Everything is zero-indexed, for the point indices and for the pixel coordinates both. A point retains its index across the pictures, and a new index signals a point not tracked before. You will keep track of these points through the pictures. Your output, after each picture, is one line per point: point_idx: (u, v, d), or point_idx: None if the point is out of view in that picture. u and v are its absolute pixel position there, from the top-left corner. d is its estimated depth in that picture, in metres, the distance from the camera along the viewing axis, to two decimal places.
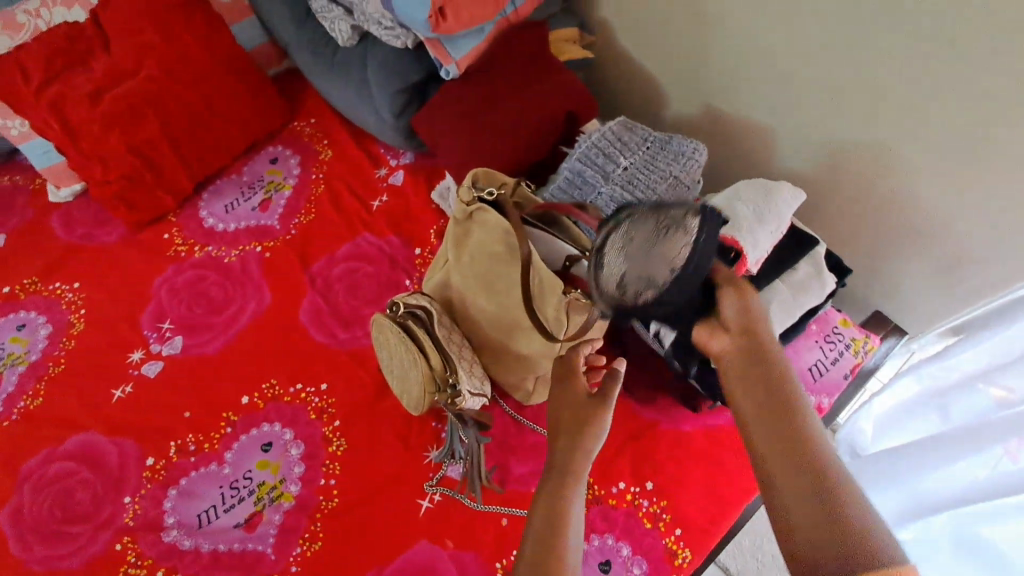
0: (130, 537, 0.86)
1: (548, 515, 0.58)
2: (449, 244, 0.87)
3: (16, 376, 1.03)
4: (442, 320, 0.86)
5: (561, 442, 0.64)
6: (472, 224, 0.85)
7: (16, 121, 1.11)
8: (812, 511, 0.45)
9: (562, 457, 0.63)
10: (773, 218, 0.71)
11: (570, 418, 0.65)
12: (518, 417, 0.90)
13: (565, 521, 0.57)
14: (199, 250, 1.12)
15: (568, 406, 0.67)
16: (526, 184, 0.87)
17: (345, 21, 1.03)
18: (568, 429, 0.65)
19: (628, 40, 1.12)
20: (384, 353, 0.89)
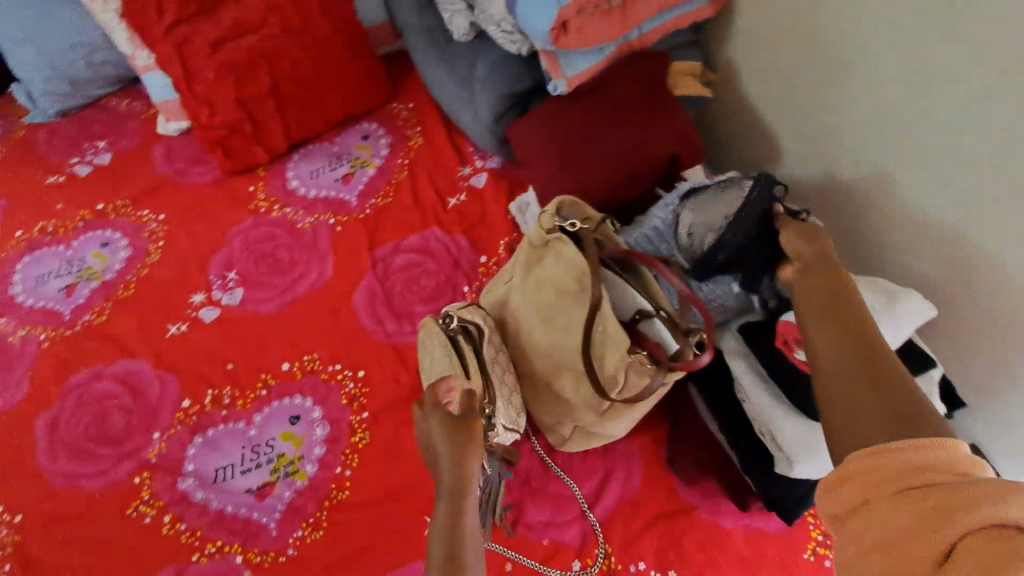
0: (149, 473, 0.90)
1: (447, 538, 0.62)
2: (518, 265, 0.82)
3: (89, 290, 1.08)
4: (491, 338, 0.81)
5: (445, 477, 0.67)
6: (546, 251, 0.80)
7: (143, 52, 1.14)
8: (854, 415, 0.55)
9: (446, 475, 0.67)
10: (888, 328, 0.65)
11: (447, 437, 0.69)
12: (546, 459, 0.84)
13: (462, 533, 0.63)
14: (277, 210, 1.14)
15: (449, 434, 0.69)
16: (613, 222, 0.83)
17: (465, 17, 1.02)
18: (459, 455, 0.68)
19: (754, 87, 1.04)
20: (424, 359, 0.85)
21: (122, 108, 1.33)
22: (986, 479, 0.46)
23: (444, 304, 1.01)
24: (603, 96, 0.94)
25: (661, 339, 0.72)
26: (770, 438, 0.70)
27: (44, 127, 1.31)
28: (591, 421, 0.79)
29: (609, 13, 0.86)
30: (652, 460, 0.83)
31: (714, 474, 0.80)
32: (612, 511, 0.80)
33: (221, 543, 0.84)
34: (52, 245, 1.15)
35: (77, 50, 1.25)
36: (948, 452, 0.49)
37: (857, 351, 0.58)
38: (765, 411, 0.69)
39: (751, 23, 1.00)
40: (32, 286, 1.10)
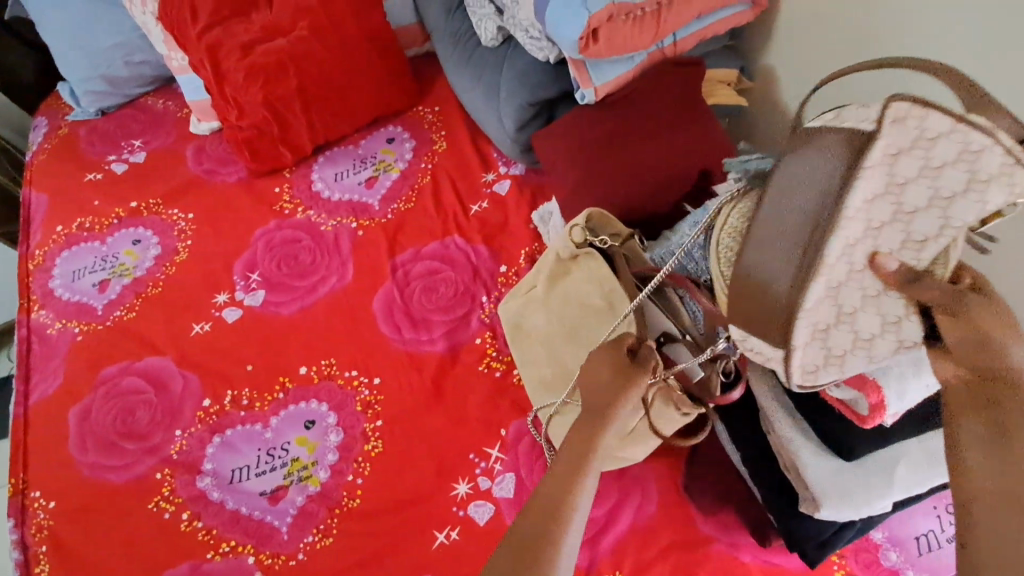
0: (171, 470, 0.92)
1: (562, 477, 0.56)
2: (544, 277, 0.86)
3: (121, 286, 1.12)
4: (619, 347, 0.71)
5: (594, 406, 0.60)
6: (574, 265, 0.84)
7: (179, 55, 1.21)
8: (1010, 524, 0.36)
9: (585, 430, 0.59)
10: None
11: (609, 385, 0.61)
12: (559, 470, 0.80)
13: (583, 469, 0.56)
14: (302, 212, 1.15)
15: (609, 367, 0.63)
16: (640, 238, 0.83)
17: (493, 21, 1.00)
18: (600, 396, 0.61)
19: (792, 96, 0.99)
20: (545, 351, 0.84)
21: (157, 107, 1.36)
22: None
23: (462, 314, 1.00)
24: (632, 106, 0.91)
25: (687, 365, 0.69)
26: (795, 474, 0.66)
27: (85, 124, 1.36)
28: (610, 444, 0.78)
29: (641, 21, 0.83)
30: (668, 486, 0.81)
31: (733, 505, 0.77)
32: (624, 537, 0.78)
33: (235, 544, 0.85)
34: (89, 241, 1.19)
35: (118, 51, 1.29)
36: None
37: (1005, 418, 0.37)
38: (791, 446, 0.66)
39: (795, 30, 0.95)
40: (70, 280, 1.14)
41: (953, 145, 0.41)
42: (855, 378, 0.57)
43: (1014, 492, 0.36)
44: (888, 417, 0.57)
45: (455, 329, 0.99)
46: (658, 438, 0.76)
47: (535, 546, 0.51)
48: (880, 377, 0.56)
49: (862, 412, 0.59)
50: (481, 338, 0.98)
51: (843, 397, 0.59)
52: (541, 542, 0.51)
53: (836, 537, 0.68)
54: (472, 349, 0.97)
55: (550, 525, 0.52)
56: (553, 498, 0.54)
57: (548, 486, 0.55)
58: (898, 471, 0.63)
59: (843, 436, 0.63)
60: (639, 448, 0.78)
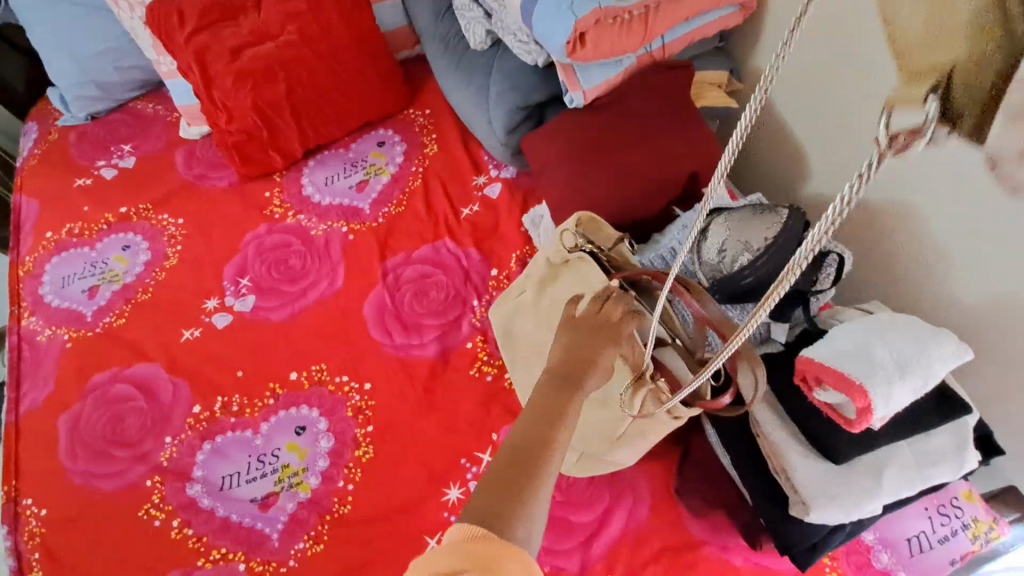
0: (161, 478, 0.92)
1: (544, 418, 0.57)
2: (534, 280, 0.87)
3: (110, 292, 1.11)
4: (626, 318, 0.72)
5: (577, 339, 0.64)
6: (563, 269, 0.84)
7: (168, 59, 1.22)
8: None
9: (568, 358, 0.62)
10: (918, 373, 0.58)
11: (594, 324, 0.65)
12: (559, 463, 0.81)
13: (567, 413, 0.58)
14: (292, 217, 1.15)
15: (586, 330, 0.65)
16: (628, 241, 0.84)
17: (482, 25, 1.00)
18: (577, 357, 0.62)
19: (781, 98, 1.00)
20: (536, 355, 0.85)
21: (147, 111, 1.35)
22: None
23: (453, 318, 1.00)
24: (620, 109, 0.91)
25: (675, 368, 0.70)
26: (784, 477, 0.66)
27: (74, 129, 1.35)
28: (601, 448, 0.79)
29: (629, 25, 0.83)
30: (660, 489, 0.81)
31: (724, 508, 0.77)
32: (616, 541, 0.78)
33: (225, 551, 0.85)
34: (79, 247, 1.18)
35: (106, 56, 1.29)
36: None
37: None
38: (780, 449, 0.66)
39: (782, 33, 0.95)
40: (59, 287, 1.13)
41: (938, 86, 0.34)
42: (842, 381, 0.57)
43: None
44: (874, 421, 0.58)
45: (447, 333, 0.99)
46: (648, 444, 0.77)
47: (518, 479, 0.52)
48: (867, 381, 0.57)
49: (849, 416, 0.59)
50: (472, 342, 0.97)
51: (829, 401, 0.60)
52: (521, 490, 0.51)
53: (825, 541, 0.67)
54: (463, 353, 0.97)
55: (530, 470, 0.53)
56: (530, 441, 0.55)
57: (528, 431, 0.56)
58: (886, 474, 0.63)
59: (831, 438, 0.64)
60: (630, 453, 0.78)
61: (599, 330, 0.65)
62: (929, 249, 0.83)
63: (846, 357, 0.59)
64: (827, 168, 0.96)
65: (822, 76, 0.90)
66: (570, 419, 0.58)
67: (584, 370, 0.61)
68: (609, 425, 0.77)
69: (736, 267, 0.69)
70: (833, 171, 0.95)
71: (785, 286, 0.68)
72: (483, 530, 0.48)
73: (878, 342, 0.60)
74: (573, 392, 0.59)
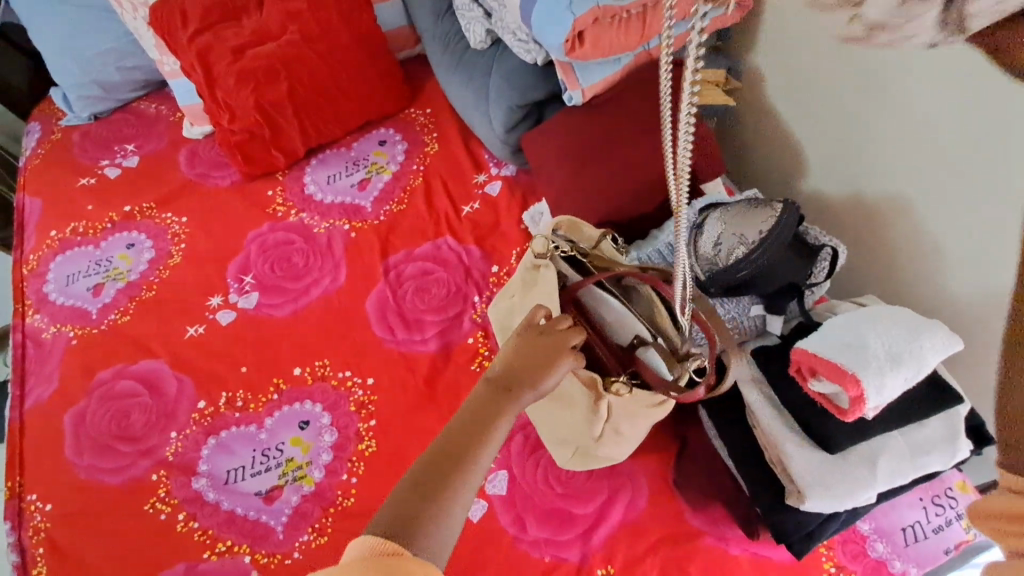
0: (166, 472, 0.93)
1: (472, 428, 0.60)
2: (519, 283, 0.87)
3: (115, 290, 1.12)
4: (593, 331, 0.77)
5: (518, 357, 0.67)
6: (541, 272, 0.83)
7: (171, 59, 1.22)
8: None
9: (506, 376, 0.65)
10: (910, 364, 0.60)
11: (534, 346, 0.68)
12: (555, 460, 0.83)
13: (493, 429, 0.61)
14: (294, 215, 1.16)
15: (536, 347, 0.68)
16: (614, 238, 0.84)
17: (481, 24, 1.01)
18: (519, 374, 0.65)
19: (778, 96, 1.01)
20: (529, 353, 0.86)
21: (150, 111, 1.37)
22: None
23: (454, 314, 1.01)
24: (619, 107, 0.93)
25: (656, 367, 0.72)
26: (781, 467, 0.68)
27: (78, 129, 1.36)
28: (586, 439, 0.80)
29: (628, 23, 0.84)
30: (659, 481, 0.82)
31: (722, 499, 0.78)
32: (615, 532, 0.79)
33: (231, 543, 0.86)
34: (83, 245, 1.19)
35: (109, 56, 1.30)
36: None
37: None
38: (776, 439, 0.67)
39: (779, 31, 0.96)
40: (64, 285, 1.15)
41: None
42: (835, 371, 0.59)
43: None
44: (867, 410, 0.59)
45: (448, 328, 1.00)
46: (629, 437, 0.78)
47: (437, 486, 0.55)
48: (859, 371, 0.58)
49: (842, 406, 0.61)
50: (473, 338, 0.99)
51: (824, 391, 0.61)
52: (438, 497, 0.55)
53: (821, 530, 0.69)
54: (464, 349, 0.98)
55: (446, 479, 0.56)
56: (459, 449, 0.58)
57: (457, 438, 0.59)
58: (880, 463, 0.64)
59: (829, 429, 0.65)
60: (616, 446, 0.79)
61: (550, 348, 0.68)
62: (924, 243, 0.84)
63: (839, 348, 0.61)
64: (823, 165, 0.97)
65: (819, 73, 0.92)
66: (497, 433, 0.61)
67: (524, 388, 0.64)
68: (589, 420, 0.78)
69: (732, 260, 0.70)
70: (830, 167, 0.96)
71: (780, 278, 0.69)
72: (395, 546, 0.51)
73: (871, 332, 0.62)
74: (509, 409, 0.62)
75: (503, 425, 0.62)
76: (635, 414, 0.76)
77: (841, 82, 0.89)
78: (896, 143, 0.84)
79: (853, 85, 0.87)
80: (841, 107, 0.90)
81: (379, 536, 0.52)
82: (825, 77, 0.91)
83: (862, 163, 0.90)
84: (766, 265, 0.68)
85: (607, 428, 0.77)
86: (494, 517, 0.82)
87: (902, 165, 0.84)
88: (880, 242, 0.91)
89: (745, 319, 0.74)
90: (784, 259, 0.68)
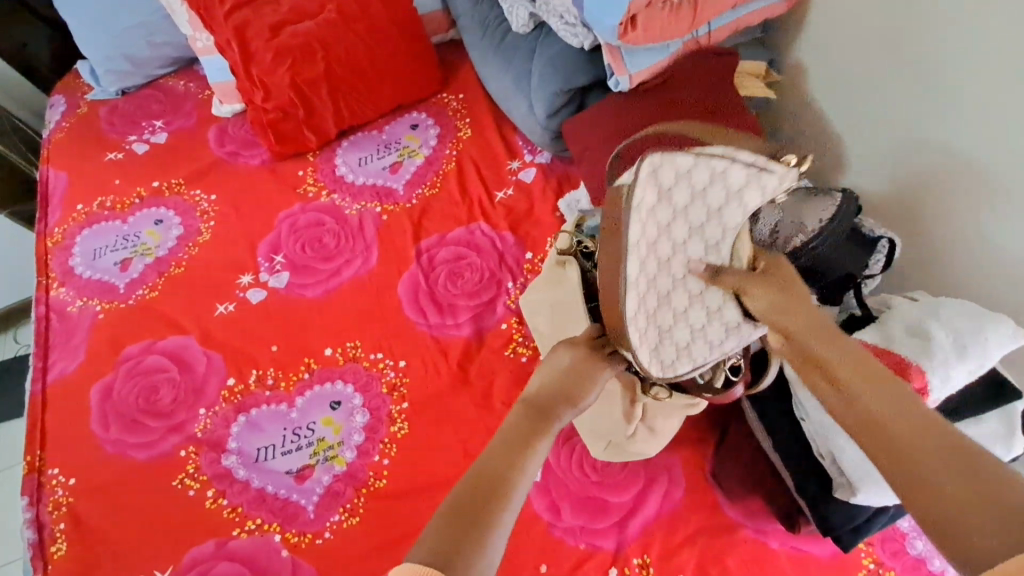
0: (195, 448, 0.92)
1: (511, 444, 0.55)
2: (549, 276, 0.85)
3: (143, 265, 1.11)
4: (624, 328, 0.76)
5: (554, 379, 0.63)
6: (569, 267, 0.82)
7: (204, 35, 1.21)
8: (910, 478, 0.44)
9: (541, 396, 0.61)
10: (976, 356, 0.60)
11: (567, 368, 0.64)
12: (596, 455, 0.81)
13: (535, 443, 0.55)
14: (326, 196, 1.15)
15: (572, 360, 0.65)
16: None
17: (525, 8, 1.02)
18: (554, 395, 0.61)
19: (823, 91, 1.01)
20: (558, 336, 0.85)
21: (178, 88, 1.35)
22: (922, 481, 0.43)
23: (487, 300, 1.00)
24: (664, 95, 0.92)
25: None
26: (830, 461, 0.68)
27: (105, 104, 1.35)
28: (621, 435, 0.78)
29: (679, 9, 0.83)
30: (696, 473, 0.81)
31: (761, 492, 0.77)
32: (651, 522, 0.78)
33: (261, 522, 0.85)
34: (110, 220, 1.18)
35: (141, 31, 1.29)
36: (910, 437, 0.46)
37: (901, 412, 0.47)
38: (827, 432, 0.67)
39: (831, 23, 0.95)
40: (91, 259, 1.14)
41: (704, 172, 0.55)
42: (900, 365, 0.60)
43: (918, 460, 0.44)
44: (930, 403, 0.61)
45: (481, 314, 0.99)
46: (662, 435, 0.79)
47: (475, 506, 0.49)
48: (924, 363, 0.61)
49: None
50: (507, 324, 0.98)
51: None
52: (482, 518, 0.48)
53: (868, 526, 0.69)
54: (498, 334, 0.97)
55: (490, 497, 0.50)
56: (500, 469, 0.52)
57: (494, 453, 0.54)
58: None
59: None
60: (650, 442, 0.79)
61: (588, 361, 0.65)
62: (971, 241, 0.84)
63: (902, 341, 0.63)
64: (868, 162, 0.96)
65: (869, 67, 0.91)
66: (539, 453, 0.55)
67: (562, 403, 0.60)
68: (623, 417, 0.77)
69: (790, 248, 0.69)
70: (874, 163, 0.95)
71: (836, 269, 0.69)
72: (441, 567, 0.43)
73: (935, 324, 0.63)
74: (547, 424, 0.57)
75: (544, 441, 0.56)
76: (670, 411, 0.77)
77: (893, 76, 0.88)
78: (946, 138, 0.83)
79: (904, 80, 0.87)
80: (890, 102, 0.90)
81: (423, 562, 0.45)
82: (874, 71, 0.91)
83: (909, 159, 0.89)
84: (825, 253, 0.68)
85: (643, 425, 0.78)
86: (527, 504, 0.81)
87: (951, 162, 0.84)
88: (922, 238, 0.90)
89: None
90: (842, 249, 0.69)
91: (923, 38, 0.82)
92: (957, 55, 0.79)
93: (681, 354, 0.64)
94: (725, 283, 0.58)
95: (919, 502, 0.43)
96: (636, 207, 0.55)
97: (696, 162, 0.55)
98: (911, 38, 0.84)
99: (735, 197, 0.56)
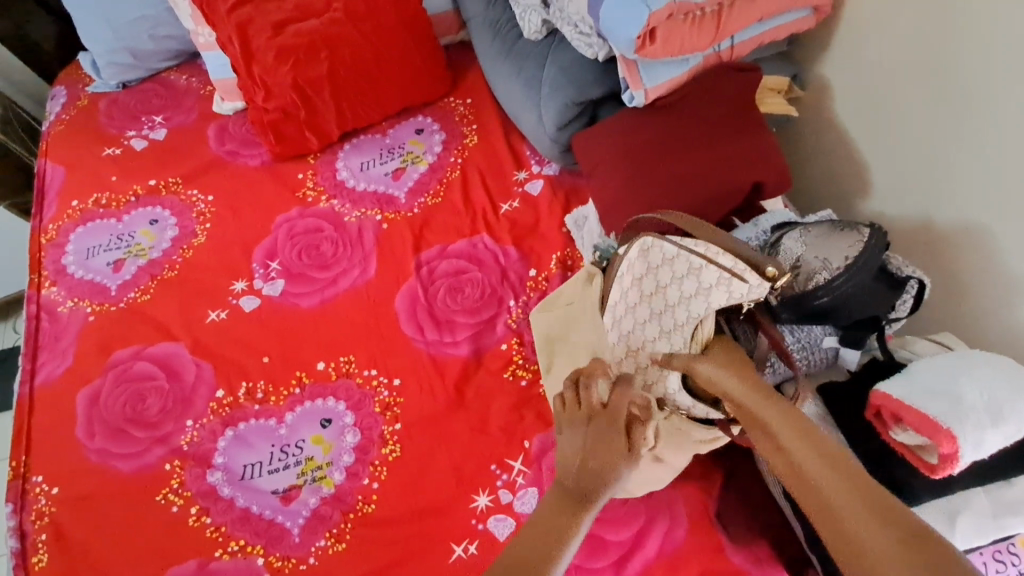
0: (180, 462, 0.89)
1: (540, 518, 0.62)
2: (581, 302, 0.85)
3: (136, 267, 1.08)
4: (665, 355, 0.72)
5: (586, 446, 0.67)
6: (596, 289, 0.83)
7: (206, 30, 1.17)
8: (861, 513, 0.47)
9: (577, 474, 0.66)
10: (1011, 421, 0.57)
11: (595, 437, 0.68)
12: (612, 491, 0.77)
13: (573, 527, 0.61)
14: (325, 201, 1.11)
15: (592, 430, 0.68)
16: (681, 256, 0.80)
17: (538, 14, 0.97)
18: (582, 473, 0.66)
19: (848, 110, 0.95)
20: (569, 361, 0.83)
21: (180, 83, 1.32)
22: (858, 533, 0.46)
23: (488, 318, 0.96)
24: (681, 111, 0.87)
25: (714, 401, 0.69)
26: None
27: (105, 96, 1.32)
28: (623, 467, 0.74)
29: (701, 21, 0.78)
30: (699, 513, 0.77)
31: (768, 539, 0.73)
32: (650, 564, 0.74)
33: (244, 543, 0.82)
34: (105, 218, 1.15)
35: (143, 24, 1.25)
36: (829, 462, 0.50)
37: (815, 439, 0.51)
38: None
39: (860, 40, 0.90)
40: (84, 258, 1.11)
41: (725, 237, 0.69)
42: (926, 424, 0.57)
43: (860, 493, 0.47)
44: (957, 468, 0.57)
45: (481, 333, 0.95)
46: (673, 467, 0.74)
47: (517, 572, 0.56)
48: (955, 426, 0.56)
49: (930, 460, 0.58)
50: (507, 344, 0.94)
51: (909, 442, 0.60)
52: None
53: None
54: (497, 355, 0.93)
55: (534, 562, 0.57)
56: (533, 548, 0.59)
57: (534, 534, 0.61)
58: (959, 524, 0.61)
59: (905, 480, 0.62)
60: (649, 480, 0.74)
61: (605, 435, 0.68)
62: (1003, 279, 0.78)
63: (930, 397, 0.59)
64: (892, 186, 0.91)
65: (898, 87, 0.86)
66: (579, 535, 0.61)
67: (592, 488, 0.65)
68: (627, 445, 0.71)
69: (811, 285, 0.67)
70: (900, 190, 0.90)
71: (861, 309, 0.67)
72: None
73: (968, 383, 0.59)
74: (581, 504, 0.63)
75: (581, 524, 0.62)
76: (681, 442, 0.72)
77: (925, 100, 0.83)
78: (980, 169, 0.78)
79: (938, 102, 0.81)
80: (921, 126, 0.85)
81: None
82: (907, 93, 0.85)
83: (938, 186, 0.84)
84: (848, 293, 0.66)
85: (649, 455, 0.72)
86: None
87: (984, 195, 0.79)
88: (947, 272, 0.85)
89: (817, 351, 0.71)
90: (867, 291, 0.66)
91: (962, 62, 0.77)
92: (999, 81, 0.74)
93: (649, 304, 0.72)
94: (732, 284, 0.63)
95: (837, 527, 0.47)
96: (622, 278, 0.74)
97: (680, 253, 0.68)
98: (949, 60, 0.79)
99: (703, 292, 0.66)
